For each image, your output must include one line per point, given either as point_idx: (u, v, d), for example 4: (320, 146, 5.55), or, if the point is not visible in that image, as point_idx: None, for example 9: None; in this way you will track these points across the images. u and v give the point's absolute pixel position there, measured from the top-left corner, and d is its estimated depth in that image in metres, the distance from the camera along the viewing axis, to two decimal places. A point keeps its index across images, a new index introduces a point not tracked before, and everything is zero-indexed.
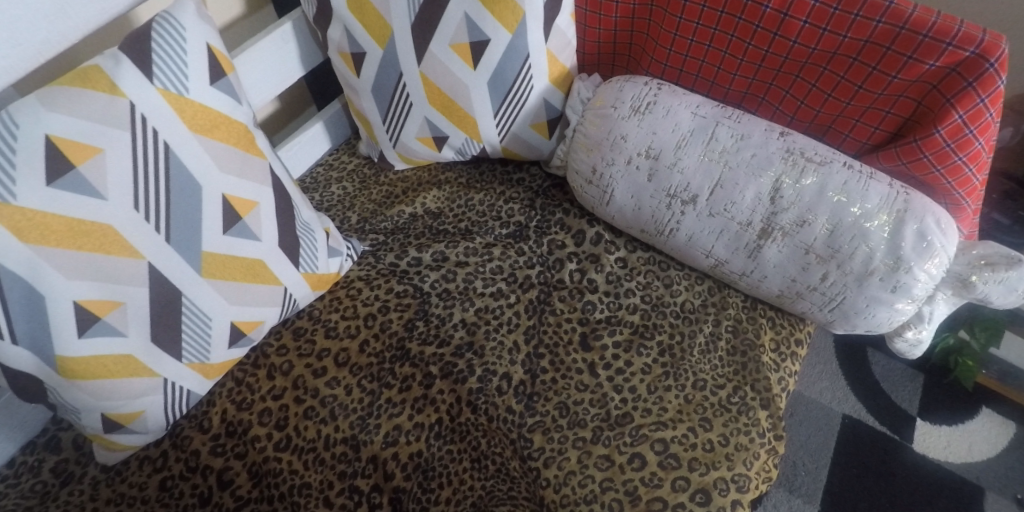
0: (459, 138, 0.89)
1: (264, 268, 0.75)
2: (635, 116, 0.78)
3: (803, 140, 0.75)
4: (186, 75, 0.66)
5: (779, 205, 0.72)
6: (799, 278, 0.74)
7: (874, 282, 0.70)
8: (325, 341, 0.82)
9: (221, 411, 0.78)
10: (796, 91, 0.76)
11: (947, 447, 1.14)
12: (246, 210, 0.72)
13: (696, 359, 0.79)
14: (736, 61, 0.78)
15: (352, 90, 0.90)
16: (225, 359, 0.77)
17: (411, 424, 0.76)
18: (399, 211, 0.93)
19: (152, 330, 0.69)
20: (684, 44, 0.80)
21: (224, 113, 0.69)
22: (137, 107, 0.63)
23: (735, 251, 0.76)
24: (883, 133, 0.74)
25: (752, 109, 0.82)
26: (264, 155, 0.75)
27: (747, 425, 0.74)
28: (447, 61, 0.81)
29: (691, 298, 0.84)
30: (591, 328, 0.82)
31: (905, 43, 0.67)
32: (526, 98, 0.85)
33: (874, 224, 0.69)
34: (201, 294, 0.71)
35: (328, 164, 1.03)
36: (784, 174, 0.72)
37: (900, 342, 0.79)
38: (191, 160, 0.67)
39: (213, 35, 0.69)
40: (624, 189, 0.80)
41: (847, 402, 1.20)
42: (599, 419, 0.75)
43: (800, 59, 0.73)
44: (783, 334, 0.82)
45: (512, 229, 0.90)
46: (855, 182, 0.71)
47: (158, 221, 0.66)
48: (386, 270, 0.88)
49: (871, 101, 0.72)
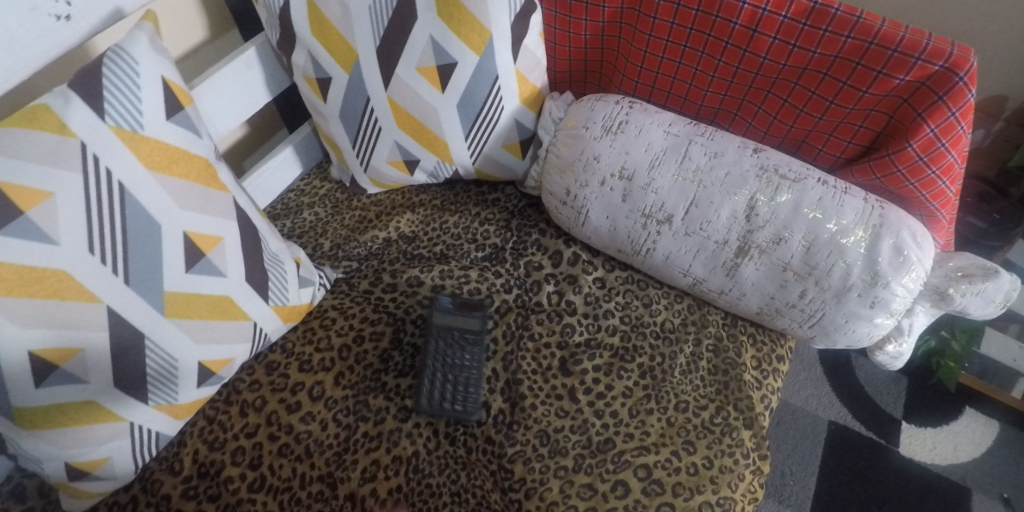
0: (430, 161, 0.88)
1: (232, 305, 0.73)
2: (607, 136, 0.77)
3: (777, 157, 0.74)
4: (140, 110, 0.64)
5: (754, 223, 0.72)
6: (778, 295, 0.73)
7: (852, 298, 0.70)
8: (299, 374, 0.80)
9: (192, 452, 0.75)
10: (769, 106, 0.75)
11: (932, 449, 1.14)
12: (209, 246, 0.70)
13: (678, 380, 0.78)
14: (707, 78, 0.77)
15: (319, 115, 0.88)
16: (194, 399, 0.74)
17: (389, 458, 0.74)
18: (373, 237, 0.91)
19: (114, 375, 0.66)
20: (655, 61, 0.79)
21: (181, 148, 0.68)
22: (88, 147, 0.61)
23: (713, 269, 0.75)
24: (855, 147, 0.74)
25: (725, 124, 0.81)
26: (227, 188, 0.73)
27: (731, 446, 0.73)
28: (415, 85, 0.80)
29: (671, 317, 0.82)
30: (570, 352, 0.80)
31: (875, 57, 0.66)
32: (497, 119, 0.83)
33: (851, 240, 0.69)
34: (165, 335, 0.68)
35: (299, 190, 1.01)
36: (759, 191, 0.72)
37: (881, 355, 0.78)
38: (149, 199, 0.65)
39: (169, 68, 0.67)
40: (599, 209, 0.79)
41: (832, 407, 1.19)
42: (580, 446, 0.74)
43: (771, 75, 0.73)
44: (764, 351, 0.81)
45: (488, 251, 0.89)
46: (829, 198, 0.70)
47: (116, 264, 0.64)
48: (360, 298, 0.86)
49: (843, 116, 0.72)
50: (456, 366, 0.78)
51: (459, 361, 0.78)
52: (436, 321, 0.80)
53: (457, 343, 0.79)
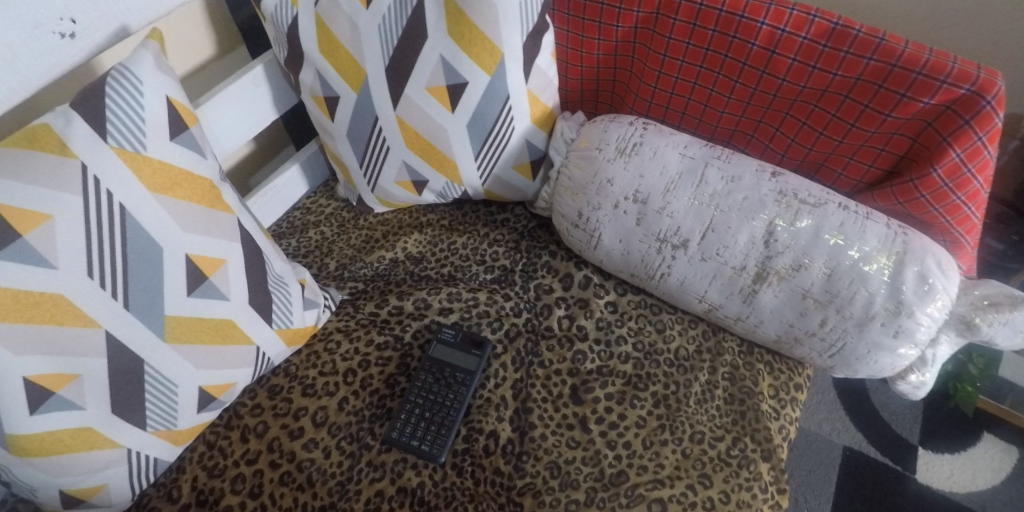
0: (439, 181, 0.86)
1: (234, 328, 0.71)
2: (621, 158, 0.75)
3: (796, 180, 0.72)
4: (143, 131, 0.63)
5: (773, 249, 0.69)
6: (797, 323, 0.71)
7: (874, 328, 0.67)
8: (302, 399, 0.78)
9: (192, 478, 0.73)
10: (787, 128, 0.74)
11: (950, 476, 1.10)
12: (212, 269, 0.68)
13: (693, 410, 0.75)
14: (723, 99, 0.75)
15: (327, 134, 0.87)
16: (194, 424, 0.72)
17: (394, 489, 0.72)
18: (379, 257, 0.89)
19: (112, 401, 0.64)
20: (669, 81, 0.78)
21: (185, 169, 0.66)
22: (88, 168, 0.60)
23: (729, 296, 0.73)
24: (877, 171, 0.72)
25: (741, 146, 0.79)
26: (232, 209, 0.71)
27: (749, 480, 0.70)
28: (424, 105, 0.78)
29: (685, 344, 0.80)
30: (582, 380, 0.78)
31: (898, 80, 0.64)
32: (508, 140, 0.82)
33: (873, 268, 0.66)
34: (164, 360, 0.67)
35: (305, 208, 0.99)
36: (778, 216, 0.70)
37: (903, 385, 0.75)
38: (151, 221, 0.64)
39: (173, 87, 0.66)
40: (612, 233, 0.77)
41: (846, 432, 1.16)
42: (592, 479, 0.71)
43: (789, 97, 0.71)
44: (781, 379, 0.78)
45: (496, 273, 0.87)
46: (851, 224, 0.68)
47: (114, 288, 0.62)
48: (365, 321, 0.84)
49: (864, 139, 0.70)
50: (434, 405, 0.76)
51: (440, 399, 0.76)
52: (435, 353, 0.79)
53: (446, 380, 0.77)
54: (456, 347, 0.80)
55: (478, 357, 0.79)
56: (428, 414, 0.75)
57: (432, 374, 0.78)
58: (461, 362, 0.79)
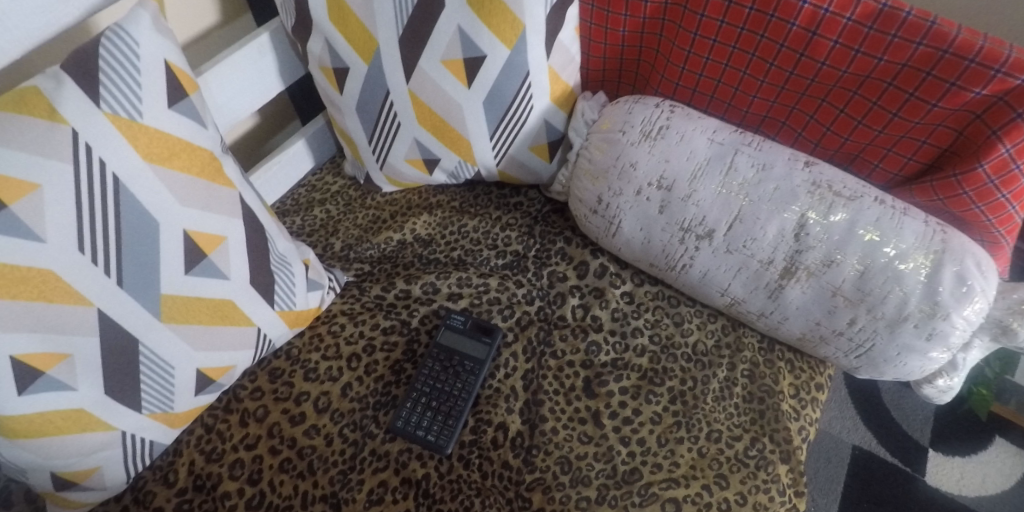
0: (451, 161, 0.82)
1: (234, 309, 0.68)
2: (646, 141, 0.72)
3: (830, 171, 0.68)
4: (139, 97, 0.59)
5: (804, 244, 0.66)
6: (824, 322, 0.68)
7: (907, 329, 0.64)
8: (304, 383, 0.75)
9: (189, 462, 0.70)
10: (822, 116, 0.70)
11: (960, 479, 1.06)
12: (211, 246, 0.65)
13: (711, 407, 0.72)
14: (755, 82, 0.71)
15: (335, 108, 0.83)
16: (191, 407, 0.69)
17: (397, 480, 0.69)
18: (387, 238, 0.86)
19: (106, 383, 0.61)
20: (699, 62, 0.73)
21: (185, 139, 0.62)
22: (80, 135, 0.56)
23: (754, 290, 0.70)
24: (916, 164, 0.68)
25: (772, 133, 0.75)
26: (233, 184, 0.68)
27: (767, 482, 0.68)
28: (439, 79, 0.74)
29: (703, 339, 0.77)
30: (596, 372, 0.75)
31: (948, 68, 0.60)
32: (525, 119, 0.78)
33: (909, 266, 0.63)
34: (160, 341, 0.63)
35: (311, 185, 0.95)
36: (810, 208, 0.66)
37: (929, 388, 0.72)
38: (147, 194, 0.60)
39: (172, 50, 0.62)
40: (633, 221, 0.73)
41: (857, 431, 1.12)
42: (604, 476, 0.68)
43: (828, 82, 0.67)
44: (802, 379, 0.75)
45: (508, 259, 0.83)
46: (888, 219, 0.64)
47: (108, 264, 0.59)
48: (371, 304, 0.81)
49: (906, 131, 0.65)
50: (441, 394, 0.73)
51: (447, 388, 0.73)
52: (442, 340, 0.76)
53: (454, 368, 0.74)
54: (465, 334, 0.76)
55: (488, 345, 0.75)
56: (434, 403, 0.72)
57: (440, 362, 0.75)
58: (471, 350, 0.76)
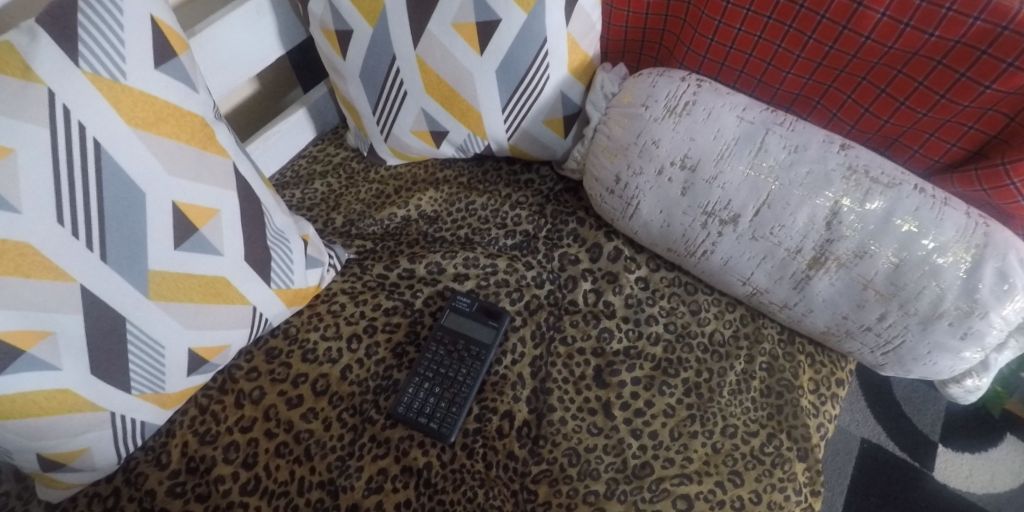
0: (460, 133, 0.78)
1: (228, 286, 0.64)
2: (670, 117, 0.67)
3: (867, 155, 0.64)
4: (122, 56, 0.54)
5: (836, 233, 0.62)
6: (852, 316, 0.64)
7: (941, 327, 0.60)
8: (302, 365, 0.72)
9: (182, 444, 0.68)
10: (860, 95, 0.65)
11: (969, 476, 1.04)
12: (203, 220, 0.61)
13: (727, 401, 0.69)
14: (791, 57, 0.66)
15: (337, 74, 0.78)
16: (184, 387, 0.66)
17: (398, 468, 0.66)
18: (390, 214, 0.82)
19: (92, 363, 0.58)
20: (729, 33, 0.68)
21: (174, 103, 0.58)
22: (57, 96, 0.52)
23: (779, 280, 0.66)
24: (959, 151, 0.63)
25: (803, 113, 0.70)
26: (227, 153, 0.64)
27: (783, 481, 0.65)
28: (449, 44, 0.69)
29: (720, 328, 0.73)
30: (607, 361, 0.71)
31: (1006, 46, 0.55)
32: (540, 91, 0.73)
33: (948, 260, 0.59)
34: (149, 319, 0.60)
35: (311, 156, 0.91)
36: (844, 194, 0.62)
37: (955, 389, 0.68)
38: (133, 162, 0.56)
39: (158, 5, 0.58)
40: (652, 202, 0.69)
41: (865, 424, 1.09)
42: (613, 470, 0.65)
43: (871, 59, 0.62)
44: (823, 374, 0.71)
45: (518, 239, 0.79)
46: (928, 209, 0.60)
47: (90, 237, 0.55)
48: (373, 283, 0.77)
49: (952, 114, 0.61)
50: (446, 379, 0.70)
51: (451, 374, 0.70)
52: (446, 323, 0.73)
53: (458, 352, 0.71)
54: (472, 318, 0.73)
55: (495, 329, 0.72)
56: (437, 389, 0.69)
57: (444, 346, 0.72)
58: (477, 334, 0.72)
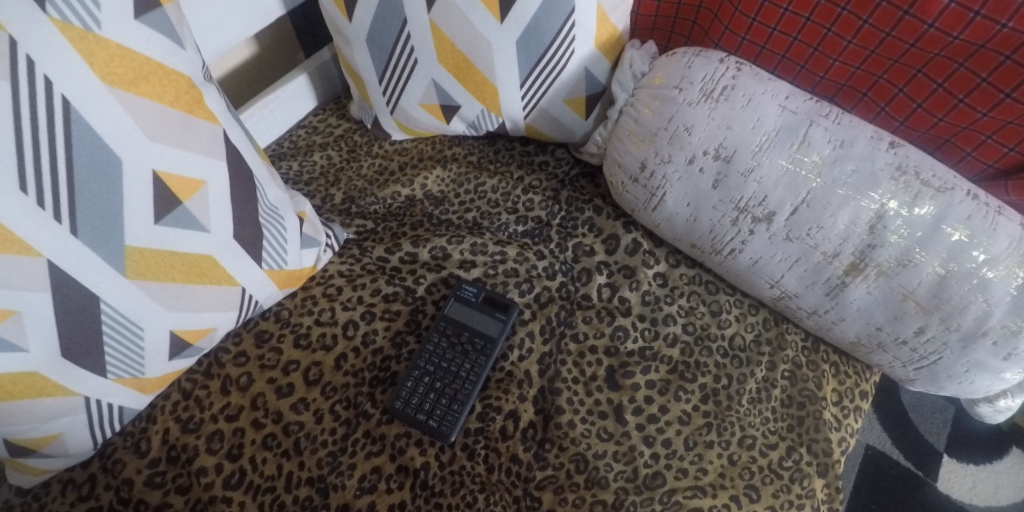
0: (473, 109, 0.72)
1: (215, 266, 0.59)
2: (706, 102, 0.62)
3: (918, 155, 0.59)
4: (97, 4, 0.48)
5: (879, 238, 0.57)
6: (887, 327, 0.59)
7: (984, 346, 0.55)
8: (293, 351, 0.67)
9: (163, 430, 0.63)
10: (914, 88, 0.59)
11: (972, 488, 1.01)
12: (187, 193, 0.55)
13: (745, 410, 0.65)
14: (840, 43, 0.61)
15: (342, 38, 0.72)
16: (166, 372, 0.61)
17: (393, 467, 0.62)
18: (393, 193, 0.77)
19: (62, 344, 0.52)
20: (774, 13, 0.62)
21: (155, 59, 0.52)
22: (20, 44, 0.45)
23: (811, 285, 0.61)
24: (1017, 156, 0.58)
25: (847, 106, 0.65)
26: (216, 119, 0.58)
27: (801, 498, 0.61)
28: (465, 9, 0.63)
29: (741, 332, 0.69)
30: (621, 362, 0.67)
31: None
32: (563, 67, 0.67)
33: (998, 275, 0.54)
34: (125, 299, 0.54)
35: (311, 126, 0.85)
36: (892, 195, 0.57)
37: (984, 407, 0.64)
38: (109, 126, 0.50)
39: None
40: (679, 195, 0.64)
41: (872, 431, 1.06)
42: (623, 479, 0.61)
43: (931, 49, 0.56)
44: (847, 385, 0.67)
45: (529, 226, 0.74)
46: (981, 218, 0.55)
47: (58, 208, 0.49)
48: (373, 267, 0.72)
49: (1015, 116, 0.55)
50: (447, 374, 0.65)
51: (454, 368, 0.65)
52: (450, 313, 0.68)
53: (462, 345, 0.67)
54: (478, 309, 0.68)
55: (502, 323, 0.67)
56: (438, 384, 0.64)
57: (447, 338, 0.67)
58: (483, 327, 0.67)
